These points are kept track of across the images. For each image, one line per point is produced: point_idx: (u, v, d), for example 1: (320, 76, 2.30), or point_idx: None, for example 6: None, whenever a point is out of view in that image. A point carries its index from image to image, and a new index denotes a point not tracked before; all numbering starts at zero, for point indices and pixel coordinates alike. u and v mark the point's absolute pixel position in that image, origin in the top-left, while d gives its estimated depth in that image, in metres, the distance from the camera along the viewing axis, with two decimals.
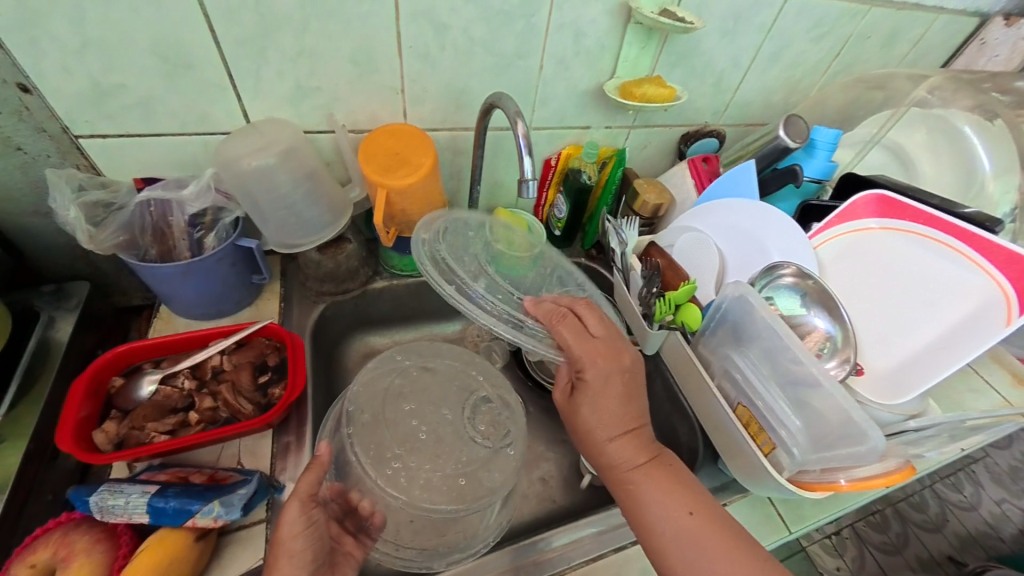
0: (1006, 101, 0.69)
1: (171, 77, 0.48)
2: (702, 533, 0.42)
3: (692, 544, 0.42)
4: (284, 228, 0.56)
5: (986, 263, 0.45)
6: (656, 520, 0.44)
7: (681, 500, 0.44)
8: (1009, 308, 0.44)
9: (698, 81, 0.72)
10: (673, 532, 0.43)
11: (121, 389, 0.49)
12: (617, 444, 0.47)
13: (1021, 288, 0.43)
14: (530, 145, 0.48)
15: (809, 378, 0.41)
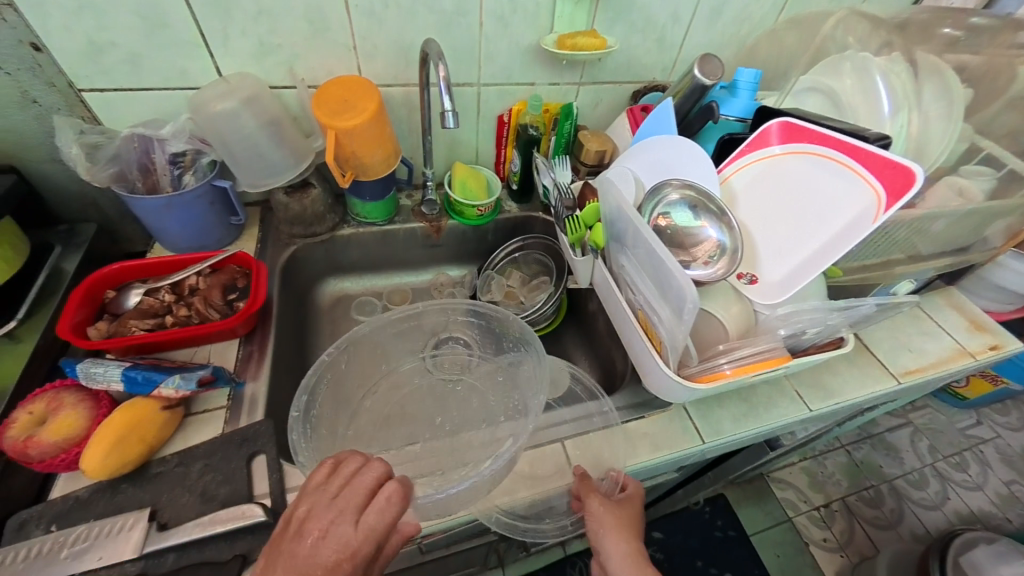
0: (948, 42, 0.70)
1: (152, 35, 0.57)
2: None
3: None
4: (251, 169, 0.65)
5: (863, 170, 0.48)
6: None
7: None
8: (880, 207, 0.46)
9: (640, 37, 0.76)
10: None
11: (113, 298, 0.58)
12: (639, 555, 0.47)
13: (892, 187, 0.46)
14: (449, 83, 0.55)
15: (663, 268, 0.43)
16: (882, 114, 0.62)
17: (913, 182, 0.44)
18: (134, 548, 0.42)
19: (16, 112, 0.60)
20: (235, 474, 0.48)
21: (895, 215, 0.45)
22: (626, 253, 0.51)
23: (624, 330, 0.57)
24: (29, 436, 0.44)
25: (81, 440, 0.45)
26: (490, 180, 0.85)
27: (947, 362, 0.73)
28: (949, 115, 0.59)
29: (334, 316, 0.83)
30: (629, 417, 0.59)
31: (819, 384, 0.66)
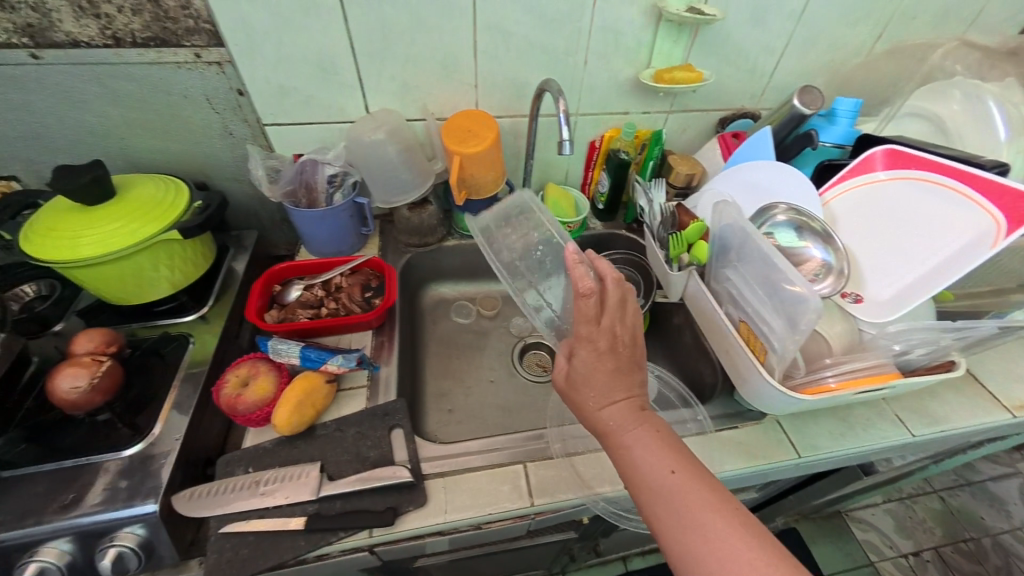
0: None
1: (323, 81, 0.71)
2: (694, 492, 0.38)
3: (674, 496, 0.39)
4: (388, 187, 0.78)
5: (980, 196, 0.50)
6: (641, 476, 0.41)
7: (665, 458, 0.41)
8: (1001, 232, 0.48)
9: (733, 68, 0.80)
10: (669, 480, 0.40)
11: (280, 291, 0.71)
12: (609, 409, 0.45)
13: (1013, 213, 0.47)
14: (569, 116, 0.62)
15: (783, 280, 0.47)
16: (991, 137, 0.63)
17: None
18: (311, 490, 0.51)
19: (216, 141, 0.77)
20: (380, 441, 0.57)
21: (1018, 240, 0.46)
22: (737, 270, 0.56)
23: (720, 344, 0.61)
24: (239, 394, 0.55)
25: (273, 401, 0.56)
26: (578, 199, 0.92)
27: None
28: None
29: (434, 317, 0.93)
30: (722, 425, 0.62)
31: (920, 410, 0.65)
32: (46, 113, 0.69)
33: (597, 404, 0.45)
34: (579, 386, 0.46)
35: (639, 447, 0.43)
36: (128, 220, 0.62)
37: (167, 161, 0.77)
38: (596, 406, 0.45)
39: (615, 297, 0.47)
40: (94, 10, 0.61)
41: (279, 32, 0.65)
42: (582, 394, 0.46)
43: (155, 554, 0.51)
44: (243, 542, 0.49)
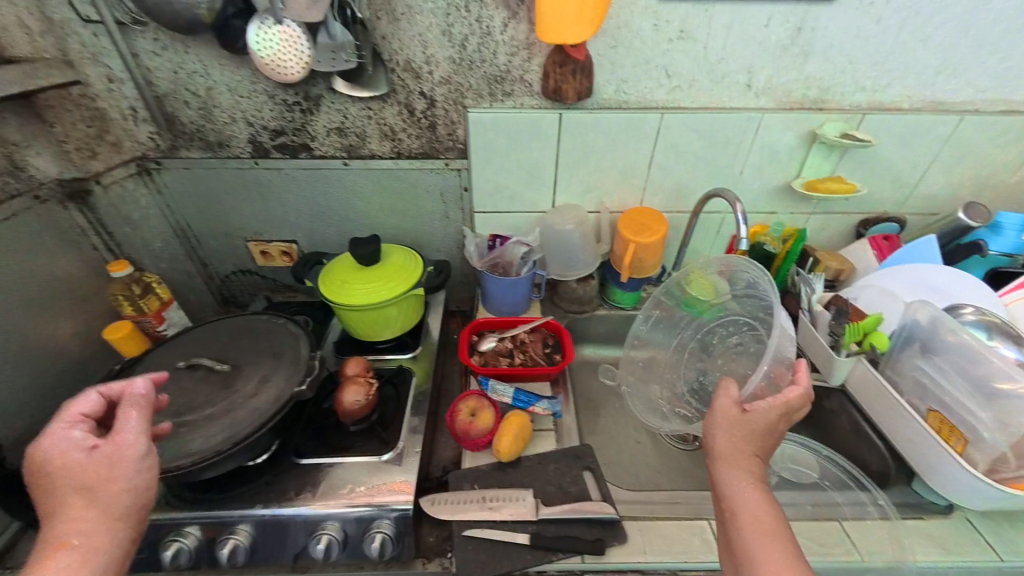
0: None
1: (528, 183, 0.94)
2: (771, 540, 0.46)
3: (764, 535, 0.47)
4: (563, 263, 0.97)
5: None
6: (732, 504, 0.50)
7: (766, 512, 0.49)
8: None
9: (878, 179, 0.90)
10: (750, 522, 0.48)
11: (477, 342, 0.88)
12: (738, 452, 0.54)
13: None
14: (746, 217, 0.74)
15: (999, 373, 0.57)
16: None
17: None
18: (533, 512, 0.62)
19: (437, 221, 1.01)
20: (578, 479, 0.67)
21: None
22: (936, 359, 0.64)
23: (898, 433, 0.66)
24: (472, 422, 0.69)
25: (494, 431, 0.70)
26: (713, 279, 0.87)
27: None
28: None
29: (580, 376, 1.04)
30: (906, 514, 0.64)
31: None
32: (336, 199, 0.98)
33: (730, 442, 0.55)
34: (722, 423, 0.56)
35: (743, 489, 0.51)
36: (390, 281, 0.85)
37: (399, 234, 1.03)
38: (727, 445, 0.55)
39: (799, 401, 0.55)
40: (393, 137, 0.88)
41: (509, 151, 0.89)
42: (719, 430, 0.56)
43: (402, 542, 0.64)
44: (480, 546, 0.60)
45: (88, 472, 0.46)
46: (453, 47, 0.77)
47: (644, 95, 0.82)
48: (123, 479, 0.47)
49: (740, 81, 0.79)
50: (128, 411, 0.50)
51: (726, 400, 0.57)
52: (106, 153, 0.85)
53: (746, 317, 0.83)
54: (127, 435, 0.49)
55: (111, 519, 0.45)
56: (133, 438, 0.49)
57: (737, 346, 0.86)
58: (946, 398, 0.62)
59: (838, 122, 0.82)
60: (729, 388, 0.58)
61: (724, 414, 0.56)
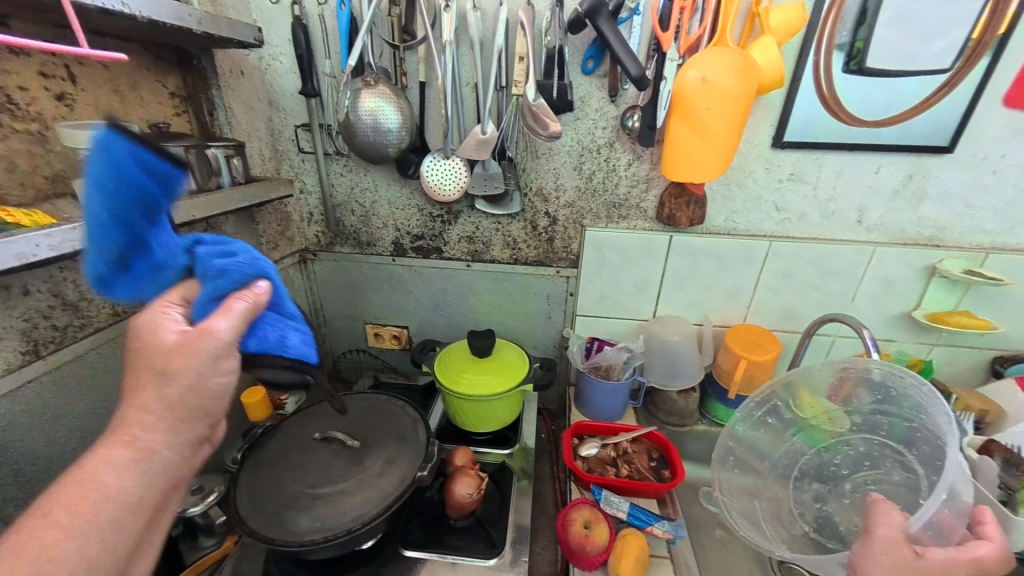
0: None
1: (634, 293, 1.00)
2: None
3: None
4: (664, 373, 0.98)
5: None
6: None
7: None
8: None
9: (1012, 317, 0.87)
10: None
11: (579, 446, 0.86)
12: None
13: None
14: (877, 344, 0.74)
15: None
16: None
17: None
18: None
19: (539, 321, 1.08)
20: None
21: None
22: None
23: None
24: (589, 537, 0.65)
25: (610, 550, 0.65)
26: (829, 408, 0.74)
27: None
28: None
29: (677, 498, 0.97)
30: None
31: None
32: (453, 294, 1.10)
33: None
34: (883, 557, 0.49)
35: None
36: (505, 373, 0.90)
37: (502, 329, 1.11)
38: None
39: (996, 564, 0.48)
40: (514, 247, 1.01)
41: (619, 263, 0.98)
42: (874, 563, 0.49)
43: None
44: None
45: (168, 353, 0.41)
46: (581, 178, 0.92)
47: (753, 225, 0.90)
48: (197, 369, 0.42)
49: (850, 217, 0.86)
50: (225, 313, 0.43)
51: (890, 533, 0.50)
52: (283, 245, 1.04)
53: (885, 450, 0.68)
54: (213, 331, 0.42)
55: (176, 406, 0.42)
56: (222, 322, 0.43)
57: (883, 480, 0.68)
58: None
59: (959, 259, 0.84)
60: (891, 518, 0.51)
61: (889, 548, 0.49)
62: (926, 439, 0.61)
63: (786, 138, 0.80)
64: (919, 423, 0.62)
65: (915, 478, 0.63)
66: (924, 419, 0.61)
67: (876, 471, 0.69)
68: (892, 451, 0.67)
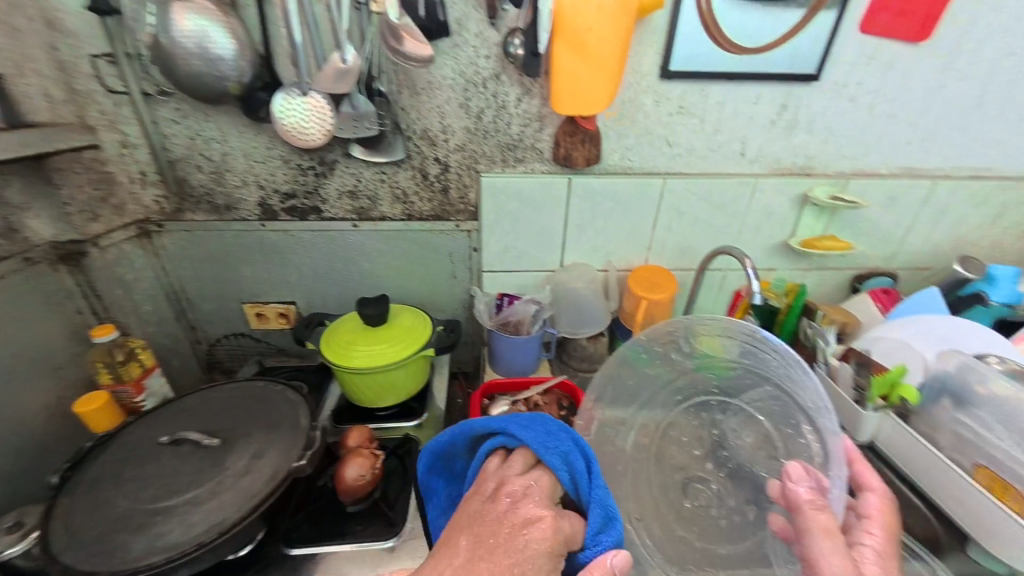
0: None
1: (538, 242, 0.96)
2: None
3: None
4: (573, 322, 0.96)
5: None
6: None
7: None
8: None
9: (868, 238, 0.97)
10: None
11: (488, 406, 0.83)
12: None
13: None
14: (757, 273, 0.77)
15: None
16: None
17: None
18: None
19: (443, 282, 1.00)
20: None
21: None
22: (969, 411, 0.63)
23: (947, 496, 0.63)
24: None
25: None
26: (724, 341, 0.67)
27: None
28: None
29: None
30: None
31: None
32: (343, 260, 0.97)
33: None
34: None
35: None
36: (402, 340, 0.82)
37: (403, 294, 1.01)
38: None
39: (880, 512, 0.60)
40: (405, 200, 0.91)
41: (520, 212, 0.92)
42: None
43: None
44: None
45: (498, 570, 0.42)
46: (469, 118, 0.83)
47: (647, 162, 0.88)
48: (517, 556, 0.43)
49: (734, 149, 0.87)
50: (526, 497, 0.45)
51: (826, 554, 0.51)
52: (108, 215, 0.83)
53: (752, 400, 0.66)
54: (527, 516, 0.44)
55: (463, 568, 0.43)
56: (508, 502, 0.46)
57: (738, 421, 0.68)
58: (991, 447, 0.60)
59: (826, 186, 0.90)
60: (824, 533, 0.52)
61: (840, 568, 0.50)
62: (797, 408, 0.61)
63: (672, 67, 0.77)
64: (789, 390, 0.61)
65: (770, 429, 0.65)
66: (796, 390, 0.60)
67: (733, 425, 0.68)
68: (763, 404, 0.65)
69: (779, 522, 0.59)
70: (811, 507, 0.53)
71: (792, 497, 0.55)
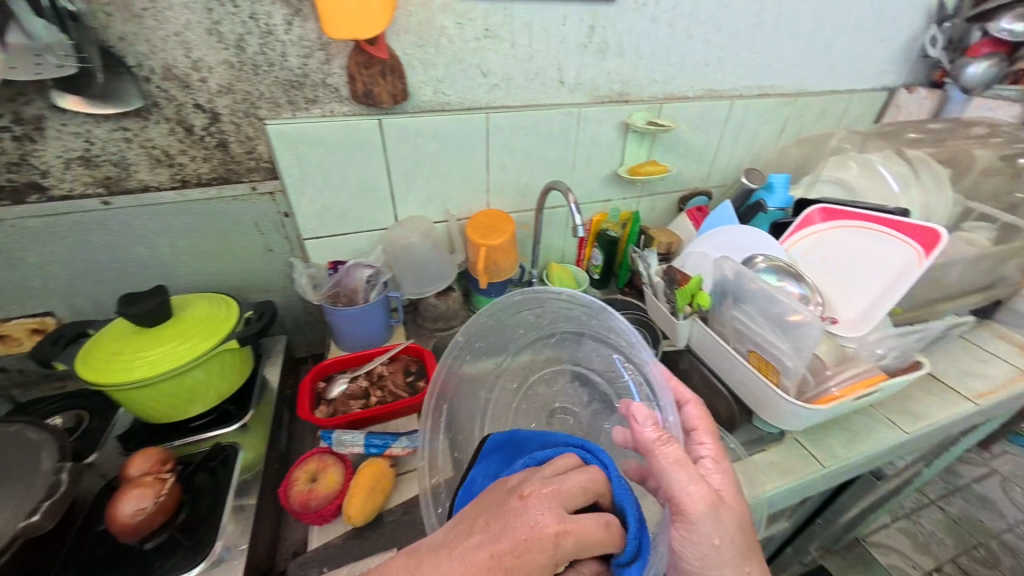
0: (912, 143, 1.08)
1: (362, 198, 0.85)
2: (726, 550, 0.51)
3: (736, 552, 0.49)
4: (417, 280, 0.89)
5: (901, 234, 0.68)
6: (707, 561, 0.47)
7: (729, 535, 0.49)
8: (922, 253, 0.65)
9: (684, 159, 1.06)
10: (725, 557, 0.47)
11: (325, 389, 0.74)
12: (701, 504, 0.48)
13: (927, 244, 0.64)
14: (579, 208, 0.77)
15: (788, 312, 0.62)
16: (894, 191, 0.88)
17: (940, 240, 0.63)
18: None
19: (258, 257, 0.85)
20: None
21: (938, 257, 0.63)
22: (743, 307, 0.70)
23: (737, 379, 0.72)
24: (311, 491, 0.56)
25: (343, 492, 0.57)
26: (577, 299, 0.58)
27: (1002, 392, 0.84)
28: (941, 183, 0.87)
29: None
30: (754, 450, 0.71)
31: (903, 410, 0.79)
32: (105, 250, 0.75)
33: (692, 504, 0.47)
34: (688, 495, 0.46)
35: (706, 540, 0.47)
36: (190, 336, 0.66)
37: (210, 279, 0.84)
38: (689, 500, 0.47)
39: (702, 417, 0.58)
40: (171, 162, 0.72)
41: (331, 165, 0.79)
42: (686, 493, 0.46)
43: None
44: None
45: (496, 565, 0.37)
46: (227, 49, 0.65)
47: (466, 95, 0.81)
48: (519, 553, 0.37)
49: (552, 77, 0.84)
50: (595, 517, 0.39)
51: (680, 488, 0.45)
52: None
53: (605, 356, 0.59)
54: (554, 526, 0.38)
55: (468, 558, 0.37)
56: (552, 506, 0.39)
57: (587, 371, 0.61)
58: (755, 332, 0.69)
59: (642, 111, 0.93)
60: (676, 457, 0.46)
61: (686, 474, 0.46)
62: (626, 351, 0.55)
63: None
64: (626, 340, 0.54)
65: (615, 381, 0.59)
66: (617, 337, 0.55)
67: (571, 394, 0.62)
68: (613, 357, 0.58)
69: (632, 468, 0.53)
70: (663, 445, 0.46)
71: (640, 431, 0.48)
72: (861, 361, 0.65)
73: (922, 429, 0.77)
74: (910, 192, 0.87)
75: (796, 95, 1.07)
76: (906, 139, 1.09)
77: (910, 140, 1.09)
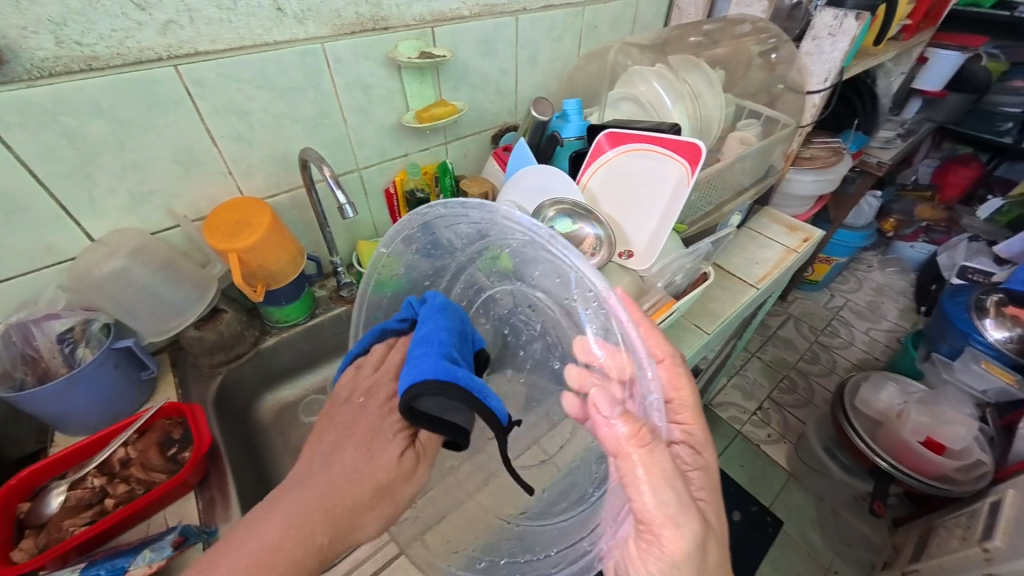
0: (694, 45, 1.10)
1: (5, 223, 0.56)
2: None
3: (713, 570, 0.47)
4: (156, 316, 0.68)
5: (673, 154, 0.68)
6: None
7: (712, 556, 0.46)
8: (689, 173, 0.68)
9: (482, 92, 0.93)
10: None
11: (30, 510, 0.54)
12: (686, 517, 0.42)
13: (692, 161, 0.67)
14: (337, 180, 0.64)
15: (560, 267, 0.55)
16: (668, 106, 0.89)
17: (701, 153, 0.66)
18: None
19: None
20: None
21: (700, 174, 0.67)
22: None
23: None
24: None
25: None
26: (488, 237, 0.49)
27: (774, 271, 0.99)
28: (712, 87, 0.93)
29: (281, 428, 0.82)
30: None
31: (706, 313, 0.87)
32: None
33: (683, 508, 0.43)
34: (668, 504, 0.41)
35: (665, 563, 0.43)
36: None
37: None
38: (656, 511, 0.41)
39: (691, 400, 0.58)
40: None
41: None
42: (645, 498, 0.41)
43: None
44: None
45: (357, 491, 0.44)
46: None
47: (125, 43, 0.54)
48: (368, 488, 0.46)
49: (263, 2, 0.61)
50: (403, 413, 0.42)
51: (662, 511, 0.41)
52: None
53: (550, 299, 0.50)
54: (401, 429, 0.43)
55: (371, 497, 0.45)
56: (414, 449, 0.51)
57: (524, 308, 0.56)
58: None
59: (411, 40, 0.76)
60: (647, 468, 0.40)
61: (660, 479, 0.40)
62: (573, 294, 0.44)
63: None
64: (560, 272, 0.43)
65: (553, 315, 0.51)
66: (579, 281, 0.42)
67: (521, 322, 0.60)
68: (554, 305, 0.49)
69: (573, 405, 0.50)
70: (643, 454, 0.39)
71: (608, 438, 0.40)
72: (654, 286, 0.70)
73: (720, 327, 0.86)
74: (685, 103, 0.88)
75: (584, 4, 0.99)
76: (689, 42, 1.11)
77: (693, 43, 1.11)
